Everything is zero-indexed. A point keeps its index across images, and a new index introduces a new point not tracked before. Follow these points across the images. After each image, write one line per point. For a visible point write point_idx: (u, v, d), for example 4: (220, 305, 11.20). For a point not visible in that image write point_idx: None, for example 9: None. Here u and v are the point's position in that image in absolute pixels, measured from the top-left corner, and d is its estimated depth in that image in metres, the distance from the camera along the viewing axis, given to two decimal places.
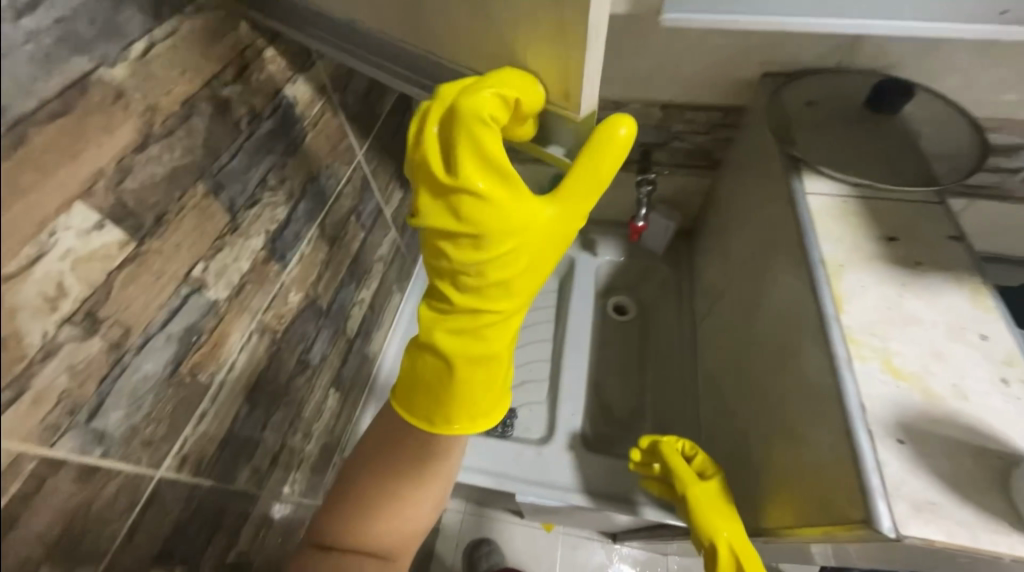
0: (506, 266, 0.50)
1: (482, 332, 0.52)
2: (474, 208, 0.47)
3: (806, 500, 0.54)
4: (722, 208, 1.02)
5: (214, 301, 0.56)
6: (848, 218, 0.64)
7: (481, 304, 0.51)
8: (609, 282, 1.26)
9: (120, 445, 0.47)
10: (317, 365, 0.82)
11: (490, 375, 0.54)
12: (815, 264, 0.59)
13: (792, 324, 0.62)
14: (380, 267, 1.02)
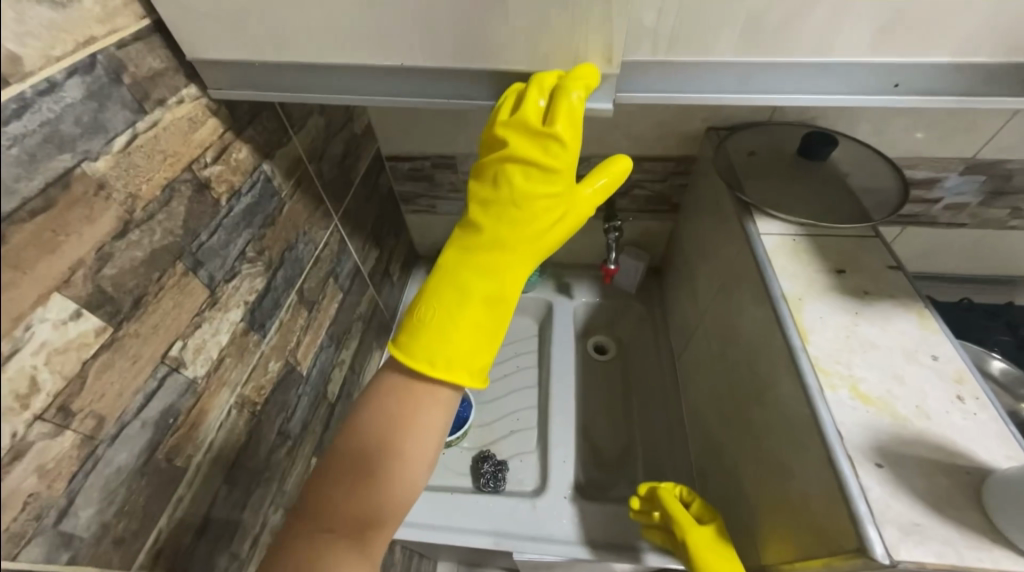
0: (545, 216, 0.57)
1: (505, 272, 0.56)
2: (551, 155, 0.54)
3: (804, 532, 0.55)
4: (685, 247, 1.09)
5: (192, 380, 0.55)
6: (803, 255, 0.70)
7: (505, 257, 0.56)
8: (587, 322, 1.30)
9: (89, 547, 0.44)
10: (299, 433, 0.79)
11: (499, 322, 0.56)
12: (777, 300, 0.64)
13: (767, 358, 0.66)
14: (359, 326, 1.01)
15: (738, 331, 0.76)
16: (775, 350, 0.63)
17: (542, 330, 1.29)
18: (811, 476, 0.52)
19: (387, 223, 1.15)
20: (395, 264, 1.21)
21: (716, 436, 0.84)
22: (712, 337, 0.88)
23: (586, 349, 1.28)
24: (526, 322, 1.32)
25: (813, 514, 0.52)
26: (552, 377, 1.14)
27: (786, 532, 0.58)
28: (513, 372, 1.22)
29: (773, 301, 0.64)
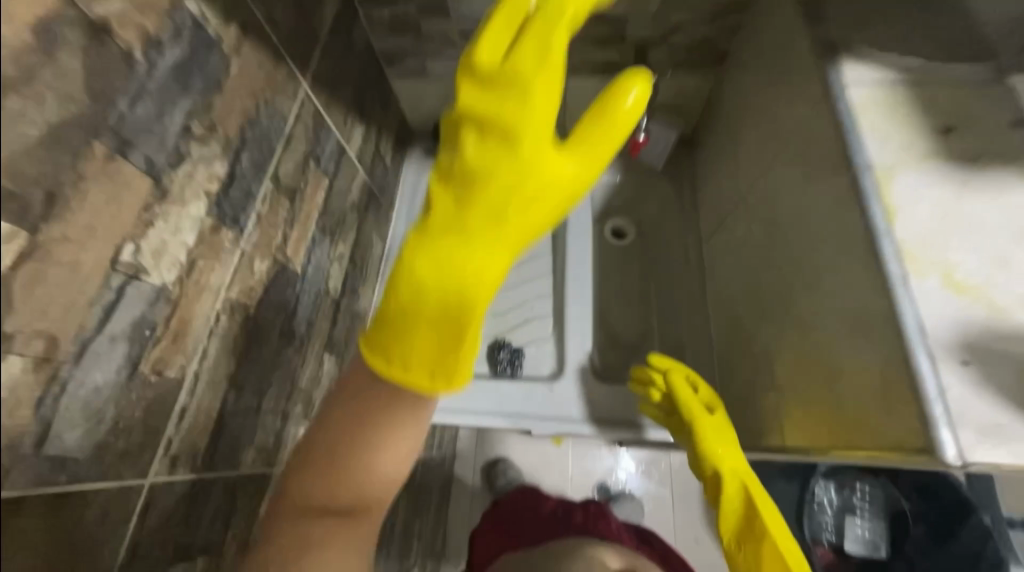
0: (528, 106, 0.44)
1: (484, 195, 0.44)
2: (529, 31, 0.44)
3: (846, 425, 0.52)
4: (730, 108, 0.91)
5: (161, 288, 0.47)
6: (899, 111, 0.54)
7: (485, 178, 0.44)
8: (604, 204, 1.16)
9: (89, 465, 0.41)
10: (305, 332, 0.75)
11: (482, 263, 0.43)
12: (861, 171, 0.51)
13: (833, 240, 0.55)
14: (355, 216, 0.91)
15: (795, 210, 0.65)
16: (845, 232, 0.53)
17: (556, 214, 1.18)
18: (874, 372, 0.47)
19: (371, 91, 0.95)
20: (386, 142, 1.05)
21: (746, 324, 0.79)
22: (759, 217, 0.77)
23: (602, 234, 1.16)
24: None
25: (870, 409, 0.48)
26: (567, 264, 1.07)
27: (821, 422, 0.56)
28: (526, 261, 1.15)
29: (855, 171, 0.52)
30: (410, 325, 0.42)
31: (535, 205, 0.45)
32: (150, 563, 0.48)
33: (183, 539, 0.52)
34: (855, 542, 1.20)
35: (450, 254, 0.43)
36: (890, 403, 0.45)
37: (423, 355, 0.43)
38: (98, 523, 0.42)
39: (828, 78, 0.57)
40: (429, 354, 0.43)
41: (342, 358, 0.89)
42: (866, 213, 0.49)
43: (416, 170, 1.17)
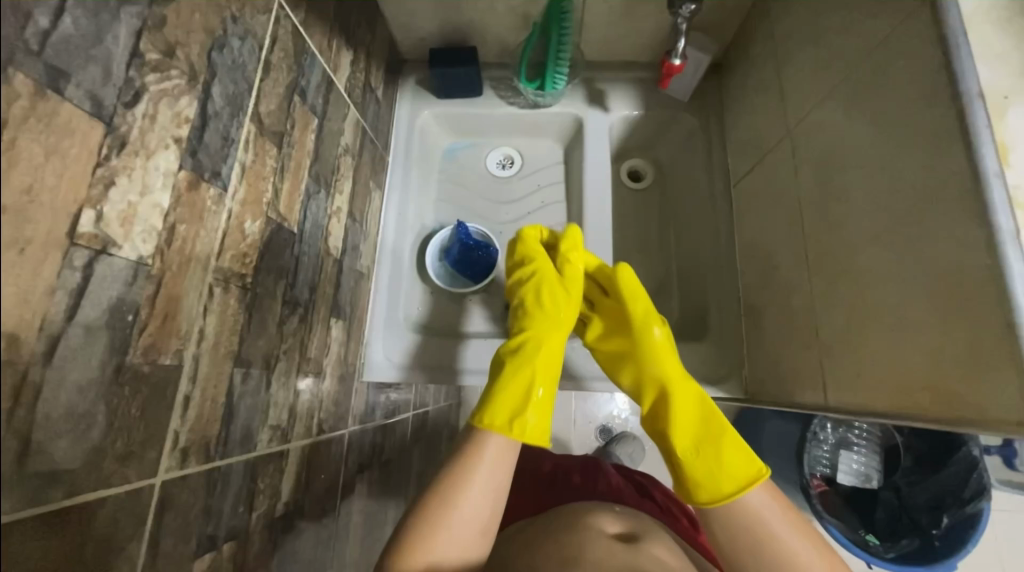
0: (558, 292, 0.85)
1: (546, 333, 0.81)
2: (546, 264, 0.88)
3: (920, 390, 0.50)
4: (781, 25, 0.79)
5: (137, 263, 0.39)
6: (1009, 27, 0.49)
7: (548, 332, 0.81)
8: (621, 143, 1.08)
9: (87, 474, 0.35)
10: (308, 298, 0.68)
11: (550, 353, 0.79)
12: (973, 99, 0.46)
13: (920, 183, 0.50)
14: (349, 163, 0.80)
15: (867, 153, 0.58)
16: (947, 179, 0.47)
17: (569, 154, 1.09)
18: (966, 340, 0.45)
19: (356, 7, 0.79)
20: (377, 71, 0.90)
21: (786, 274, 0.74)
22: (811, 156, 0.69)
23: (619, 176, 1.09)
24: (548, 146, 1.10)
25: (951, 375, 0.47)
26: (585, 212, 0.98)
27: (886, 385, 0.55)
28: (538, 210, 1.07)
29: (962, 105, 0.46)
30: (517, 391, 0.74)
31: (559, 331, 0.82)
32: (176, 559, 0.45)
33: (206, 530, 0.48)
34: (848, 474, 1.26)
35: (541, 371, 0.77)
36: (986, 371, 0.43)
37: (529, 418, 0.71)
38: (110, 532, 0.38)
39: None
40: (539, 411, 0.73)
41: (348, 321, 0.82)
42: (975, 159, 0.44)
43: (411, 106, 1.03)
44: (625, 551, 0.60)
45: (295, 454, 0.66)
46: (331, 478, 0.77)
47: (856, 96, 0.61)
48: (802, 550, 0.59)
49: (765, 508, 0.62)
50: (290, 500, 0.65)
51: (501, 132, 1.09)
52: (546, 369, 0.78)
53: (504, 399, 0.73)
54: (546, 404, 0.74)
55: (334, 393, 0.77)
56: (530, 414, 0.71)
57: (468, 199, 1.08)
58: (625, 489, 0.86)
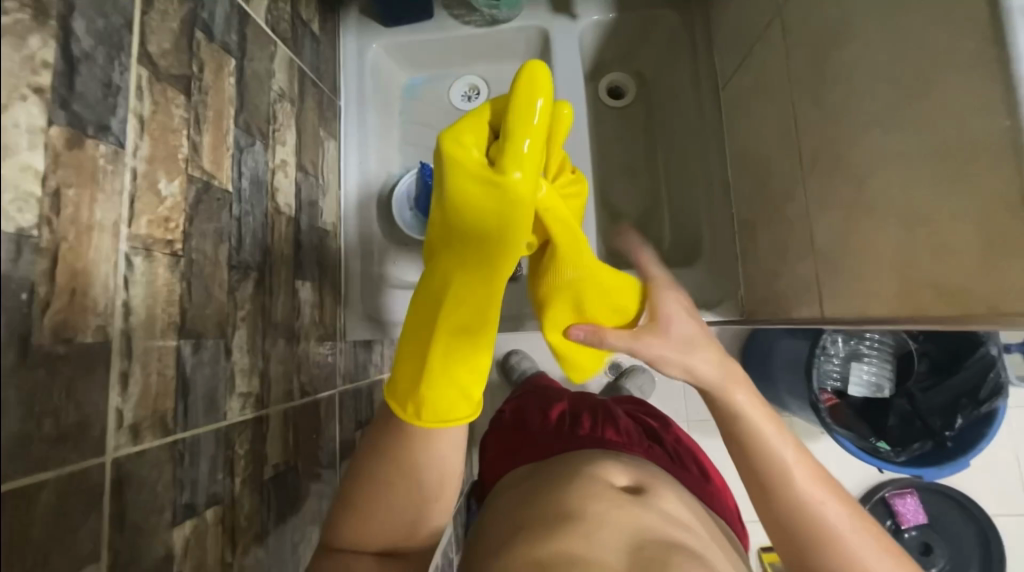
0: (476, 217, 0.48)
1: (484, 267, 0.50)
2: (479, 182, 0.47)
3: (918, 287, 0.46)
4: None
5: (19, 236, 0.35)
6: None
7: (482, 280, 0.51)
8: (596, 57, 0.96)
9: (15, 459, 0.34)
10: (262, 261, 0.64)
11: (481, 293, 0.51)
12: None
13: (935, 43, 0.43)
14: (288, 110, 0.72)
15: (869, 18, 0.49)
16: (969, 35, 0.40)
17: None
18: (972, 225, 0.40)
19: None
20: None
21: (780, 178, 0.67)
22: (805, 35, 0.59)
23: (597, 95, 0.99)
24: (515, 69, 0.99)
25: (958, 264, 0.42)
26: None
27: (880, 285, 0.50)
28: None
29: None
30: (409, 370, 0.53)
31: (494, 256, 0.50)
32: (149, 530, 0.45)
33: (180, 499, 0.48)
34: (859, 386, 1.23)
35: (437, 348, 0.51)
36: (1002, 253, 0.39)
37: (434, 402, 0.51)
38: (57, 514, 0.37)
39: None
40: (443, 402, 0.51)
41: (318, 280, 0.79)
42: None
43: (358, 40, 0.93)
44: (630, 503, 0.58)
45: (276, 419, 0.65)
46: (324, 438, 0.78)
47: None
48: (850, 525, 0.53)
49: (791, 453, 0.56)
50: (280, 463, 0.65)
51: (462, 60, 0.99)
52: (454, 342, 0.52)
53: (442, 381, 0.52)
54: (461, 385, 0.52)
55: (313, 357, 0.76)
56: (440, 399, 0.51)
57: (434, 139, 1.00)
58: (633, 434, 0.77)
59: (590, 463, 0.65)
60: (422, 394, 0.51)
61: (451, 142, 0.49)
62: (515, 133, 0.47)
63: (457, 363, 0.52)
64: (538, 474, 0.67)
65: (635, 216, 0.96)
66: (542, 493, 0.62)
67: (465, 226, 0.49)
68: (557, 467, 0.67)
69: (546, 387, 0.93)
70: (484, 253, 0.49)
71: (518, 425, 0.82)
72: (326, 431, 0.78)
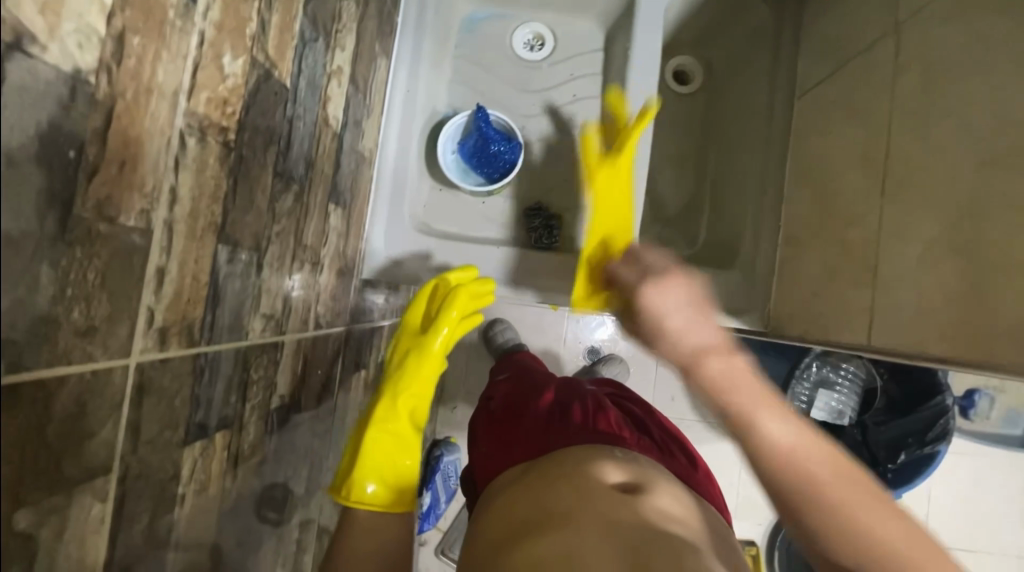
0: (402, 383, 0.73)
1: (408, 374, 0.73)
2: (413, 363, 0.74)
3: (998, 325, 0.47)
4: None
5: (74, 78, 0.28)
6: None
7: (394, 395, 0.72)
8: (673, 33, 0.94)
9: (39, 346, 0.29)
10: (304, 174, 0.58)
11: (411, 398, 0.72)
12: None
13: None
14: (352, 11, 0.64)
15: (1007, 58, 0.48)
16: None
17: (611, 40, 0.92)
18: None
19: None
20: None
21: (848, 201, 0.66)
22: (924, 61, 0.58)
23: (664, 77, 0.96)
24: (587, 28, 0.94)
25: None
26: (623, 112, 0.84)
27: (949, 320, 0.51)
28: (568, 104, 0.93)
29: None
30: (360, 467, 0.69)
31: (417, 385, 0.73)
32: (160, 448, 0.40)
33: (195, 418, 0.44)
34: (823, 410, 1.33)
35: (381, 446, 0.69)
36: None
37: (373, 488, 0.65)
38: (76, 415, 0.32)
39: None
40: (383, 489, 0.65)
41: (349, 208, 0.73)
42: None
43: None
44: (622, 502, 0.57)
45: (290, 346, 0.61)
46: (327, 375, 0.73)
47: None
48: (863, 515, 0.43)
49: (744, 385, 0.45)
50: (286, 393, 0.61)
51: (534, 4, 0.91)
52: (384, 450, 0.68)
53: (380, 468, 0.67)
54: (399, 477, 0.68)
55: (331, 290, 0.70)
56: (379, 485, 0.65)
57: (488, 84, 0.93)
58: (625, 426, 0.75)
59: (584, 463, 0.64)
60: (363, 484, 0.65)
61: (401, 337, 0.77)
62: (432, 341, 0.75)
63: (387, 455, 0.68)
64: (533, 473, 0.66)
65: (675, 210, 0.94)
66: (538, 494, 0.61)
67: (404, 383, 0.73)
68: (553, 465, 0.65)
69: (535, 372, 0.91)
70: (399, 383, 0.73)
71: (508, 415, 0.79)
72: (331, 369, 0.74)
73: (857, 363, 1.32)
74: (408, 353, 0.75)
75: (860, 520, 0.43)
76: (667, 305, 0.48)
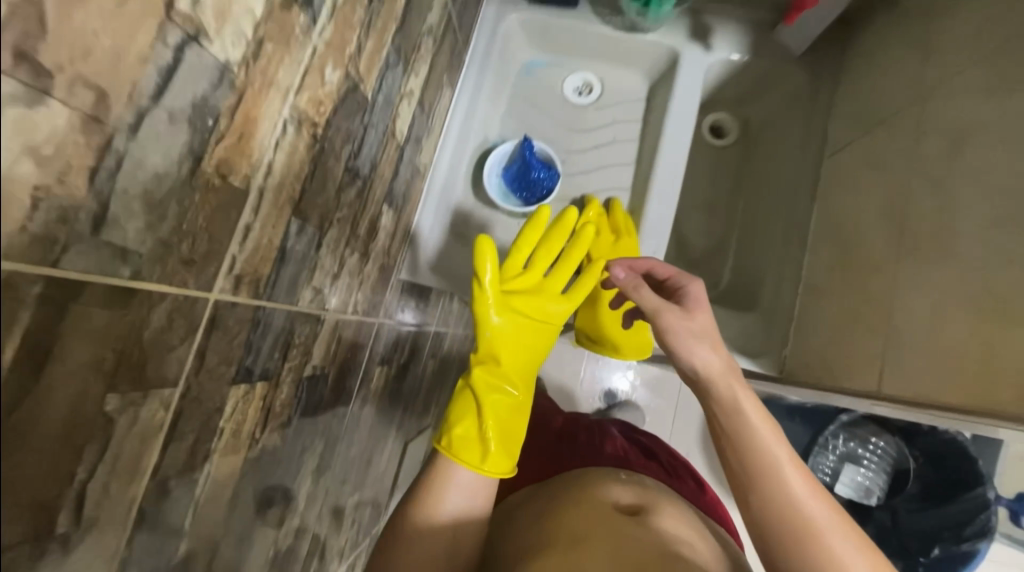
0: (504, 339, 0.73)
1: (514, 330, 0.74)
2: (514, 319, 0.74)
3: (1006, 377, 0.51)
4: None
5: (225, 68, 0.37)
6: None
7: (503, 351, 0.73)
8: (712, 92, 1.00)
9: (154, 264, 0.36)
10: (367, 174, 0.66)
11: (513, 352, 0.74)
12: None
13: None
14: (429, 46, 0.75)
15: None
16: None
17: (654, 92, 1.01)
18: None
19: None
20: None
21: (876, 256, 0.70)
22: None
23: (700, 130, 1.02)
24: (632, 79, 1.03)
25: None
26: (658, 155, 0.91)
27: (958, 370, 0.55)
28: (608, 145, 1.01)
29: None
30: (467, 420, 0.69)
31: (521, 345, 0.75)
32: (215, 380, 0.46)
33: (245, 362, 0.50)
34: (848, 485, 1.32)
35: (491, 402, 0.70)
36: None
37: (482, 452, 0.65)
38: (164, 329, 0.38)
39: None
40: (491, 453, 0.65)
41: (399, 213, 0.81)
42: None
43: (500, 6, 0.95)
44: (628, 522, 0.59)
45: (330, 323, 0.67)
46: (356, 361, 0.79)
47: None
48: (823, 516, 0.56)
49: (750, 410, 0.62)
50: (319, 365, 0.67)
51: (587, 55, 1.01)
52: (496, 411, 0.70)
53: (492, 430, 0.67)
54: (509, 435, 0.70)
55: (371, 282, 0.77)
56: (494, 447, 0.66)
57: (537, 120, 1.03)
58: (631, 453, 0.80)
59: (590, 484, 0.67)
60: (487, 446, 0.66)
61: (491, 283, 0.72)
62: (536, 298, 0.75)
63: (501, 418, 0.70)
64: (544, 494, 0.69)
65: (700, 252, 0.98)
66: (548, 511, 0.63)
67: (507, 340, 0.73)
68: (560, 484, 0.70)
69: (545, 403, 0.97)
70: (503, 339, 0.73)
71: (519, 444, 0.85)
72: (360, 355, 0.80)
73: (888, 439, 1.30)
74: (509, 307, 0.74)
75: (835, 551, 0.54)
76: (695, 319, 0.67)
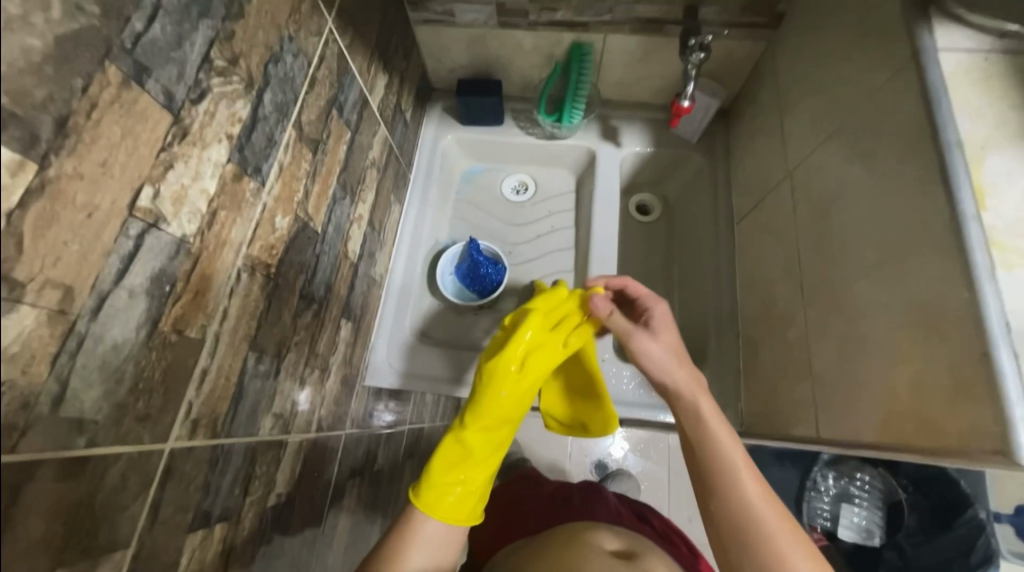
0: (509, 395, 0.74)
1: (520, 388, 0.75)
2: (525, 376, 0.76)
3: (904, 417, 0.57)
4: (796, 75, 0.85)
5: (181, 241, 0.43)
6: (985, 87, 0.58)
7: (504, 404, 0.74)
8: (632, 178, 1.16)
9: (109, 428, 0.38)
10: (323, 296, 0.72)
11: (511, 409, 0.75)
12: (954, 162, 0.55)
13: (917, 231, 0.58)
14: (374, 174, 0.85)
15: (872, 199, 0.65)
16: (942, 234, 0.54)
17: (580, 184, 1.15)
18: (945, 368, 0.52)
19: (394, 36, 0.87)
20: (407, 96, 0.97)
21: (792, 307, 0.78)
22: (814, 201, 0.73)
23: (628, 209, 1.17)
24: (561, 175, 1.17)
25: (927, 405, 0.54)
26: (591, 238, 1.01)
27: (869, 414, 0.61)
28: (548, 233, 1.12)
29: (942, 151, 0.56)
30: (449, 471, 0.68)
31: (519, 400, 0.76)
32: (168, 531, 0.46)
33: (202, 505, 0.50)
34: (849, 527, 1.32)
35: (479, 449, 0.71)
36: (966, 387, 0.50)
37: (449, 500, 0.65)
38: (118, 488, 0.39)
39: (924, 61, 0.60)
40: (458, 505, 0.65)
41: (357, 324, 0.86)
42: (955, 205, 0.53)
43: (436, 130, 1.10)
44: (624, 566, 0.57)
45: (294, 446, 0.67)
46: (326, 478, 0.77)
47: (869, 154, 0.67)
48: (774, 524, 0.57)
49: (713, 417, 0.66)
50: (284, 492, 0.65)
51: (519, 160, 1.16)
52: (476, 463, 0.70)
53: (467, 481, 0.68)
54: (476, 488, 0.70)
55: (334, 395, 0.79)
56: (460, 499, 0.66)
57: (482, 220, 1.14)
58: (626, 515, 0.81)
59: (584, 533, 0.66)
60: (455, 500, 0.66)
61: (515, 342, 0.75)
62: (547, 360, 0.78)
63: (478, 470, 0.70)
64: (535, 542, 0.67)
65: None
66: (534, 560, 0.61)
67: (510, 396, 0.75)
68: (553, 535, 0.68)
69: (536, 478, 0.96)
70: (511, 394, 0.75)
71: (511, 508, 0.84)
72: (329, 472, 0.78)
73: (873, 472, 1.34)
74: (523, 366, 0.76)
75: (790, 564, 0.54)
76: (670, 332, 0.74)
